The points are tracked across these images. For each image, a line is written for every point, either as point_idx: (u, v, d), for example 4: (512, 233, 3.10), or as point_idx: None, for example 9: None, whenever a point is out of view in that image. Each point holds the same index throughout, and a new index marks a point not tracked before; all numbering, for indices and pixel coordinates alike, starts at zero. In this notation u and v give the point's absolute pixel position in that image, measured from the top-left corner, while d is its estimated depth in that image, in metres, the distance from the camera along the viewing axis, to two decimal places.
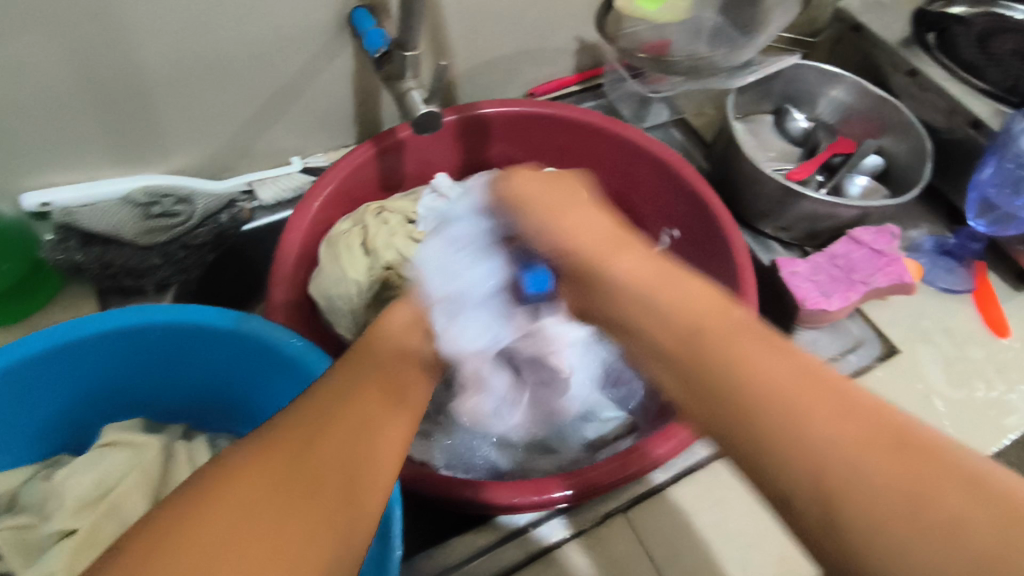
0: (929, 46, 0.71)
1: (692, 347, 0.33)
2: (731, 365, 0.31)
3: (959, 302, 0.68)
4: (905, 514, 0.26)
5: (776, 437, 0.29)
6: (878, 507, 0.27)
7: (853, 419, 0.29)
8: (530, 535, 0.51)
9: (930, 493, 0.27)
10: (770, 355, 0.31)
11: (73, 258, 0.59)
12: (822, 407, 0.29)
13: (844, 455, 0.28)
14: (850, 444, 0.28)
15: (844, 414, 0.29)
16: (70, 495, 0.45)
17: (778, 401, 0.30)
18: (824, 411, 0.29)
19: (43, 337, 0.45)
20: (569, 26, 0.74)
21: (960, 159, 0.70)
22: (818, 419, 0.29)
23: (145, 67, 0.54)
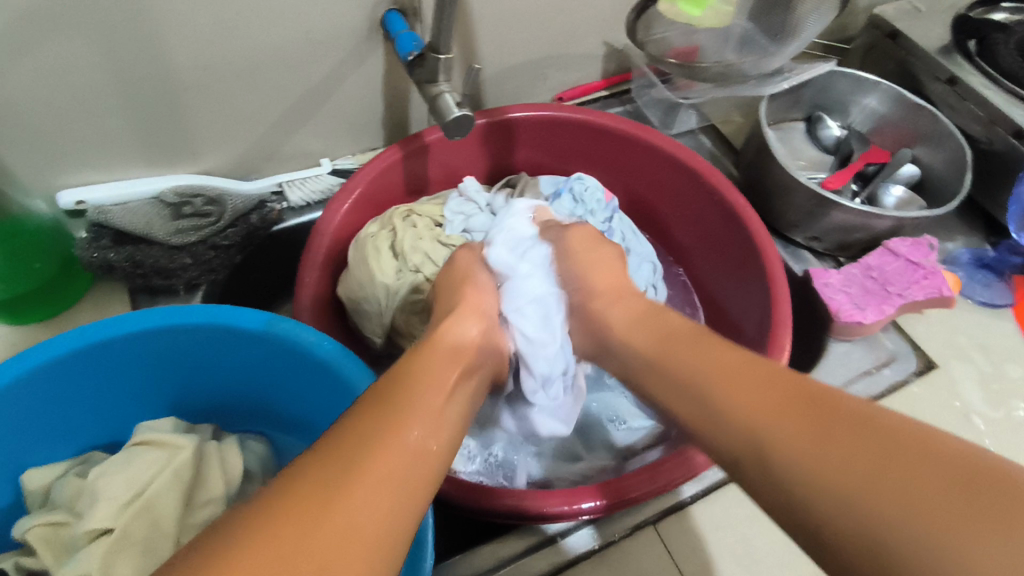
0: (970, 54, 0.69)
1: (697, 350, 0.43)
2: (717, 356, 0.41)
3: (998, 318, 0.66)
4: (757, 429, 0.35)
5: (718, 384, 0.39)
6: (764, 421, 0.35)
7: (767, 389, 0.37)
8: (557, 546, 0.50)
9: (881, 483, 0.30)
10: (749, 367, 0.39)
11: (106, 256, 0.59)
12: (790, 422, 0.34)
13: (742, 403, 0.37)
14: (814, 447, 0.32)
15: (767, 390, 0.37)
16: (103, 493, 0.45)
17: (748, 419, 0.36)
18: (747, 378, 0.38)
19: (76, 336, 0.45)
20: (599, 30, 0.73)
21: (998, 171, 0.69)
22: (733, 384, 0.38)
23: (178, 68, 0.55)
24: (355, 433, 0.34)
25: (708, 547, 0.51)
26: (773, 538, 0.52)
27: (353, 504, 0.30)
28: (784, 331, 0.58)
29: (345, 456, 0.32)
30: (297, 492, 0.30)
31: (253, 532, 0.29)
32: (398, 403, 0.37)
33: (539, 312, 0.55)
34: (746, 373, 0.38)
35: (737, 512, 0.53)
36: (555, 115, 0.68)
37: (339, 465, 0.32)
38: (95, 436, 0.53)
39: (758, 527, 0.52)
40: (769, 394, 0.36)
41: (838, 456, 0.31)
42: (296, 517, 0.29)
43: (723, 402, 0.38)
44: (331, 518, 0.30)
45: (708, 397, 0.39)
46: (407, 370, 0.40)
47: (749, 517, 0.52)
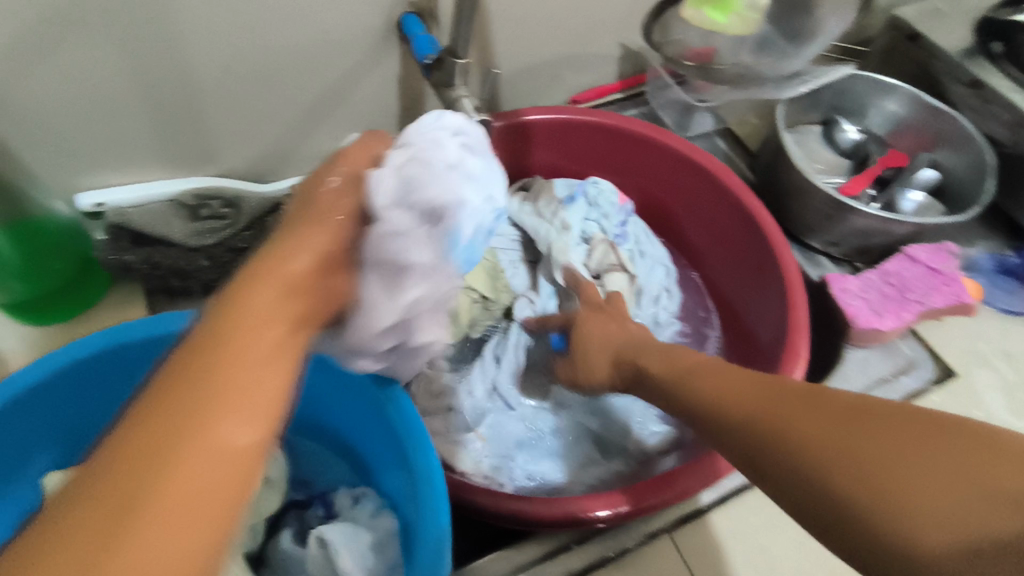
0: (994, 55, 0.68)
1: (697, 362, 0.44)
2: (715, 367, 0.43)
3: (1020, 325, 0.65)
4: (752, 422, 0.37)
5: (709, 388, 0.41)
6: (757, 413, 0.37)
7: (757, 387, 0.38)
8: (572, 553, 0.50)
9: (871, 465, 0.31)
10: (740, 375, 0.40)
11: (124, 257, 0.60)
12: (787, 412, 0.35)
13: (736, 402, 0.39)
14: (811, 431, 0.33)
15: (759, 389, 0.38)
16: None
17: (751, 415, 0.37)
18: (739, 380, 0.40)
19: (97, 338, 0.45)
20: (616, 32, 0.73)
21: (1022, 175, 0.68)
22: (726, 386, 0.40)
23: (198, 71, 0.55)
24: (183, 390, 0.24)
25: (725, 555, 0.51)
26: (791, 546, 0.51)
27: (176, 487, 0.22)
28: (802, 337, 0.57)
29: (171, 416, 0.23)
30: (100, 478, 0.22)
31: (38, 546, 0.21)
32: (212, 357, 0.25)
33: (418, 248, 0.37)
34: (746, 378, 0.40)
35: (755, 520, 0.52)
36: (571, 117, 0.68)
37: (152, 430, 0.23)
38: None
39: (776, 535, 0.51)
40: (766, 392, 0.37)
41: (832, 435, 0.32)
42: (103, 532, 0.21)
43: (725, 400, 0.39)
44: (133, 520, 0.21)
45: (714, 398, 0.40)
46: (223, 329, 0.26)
47: (767, 525, 0.52)
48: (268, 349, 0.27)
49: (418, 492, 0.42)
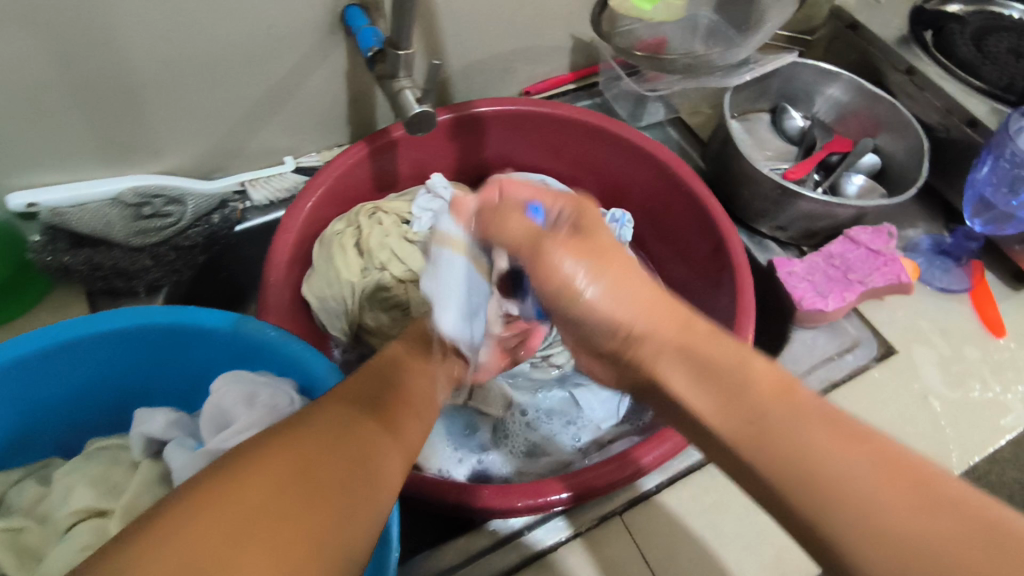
0: (927, 45, 0.71)
1: (788, 423, 0.32)
2: (825, 442, 0.31)
3: (956, 302, 0.68)
4: (917, 553, 0.28)
5: (817, 485, 0.31)
6: (921, 546, 0.28)
7: (926, 511, 0.29)
8: (524, 539, 0.51)
9: None
10: (869, 468, 0.30)
11: (61, 259, 0.59)
12: (876, 502, 0.29)
13: (885, 522, 0.29)
14: (928, 540, 0.28)
15: (914, 510, 0.29)
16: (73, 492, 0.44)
17: (840, 494, 0.30)
18: (888, 492, 0.29)
19: (38, 337, 0.43)
20: (566, 24, 0.73)
21: (955, 158, 0.70)
22: (858, 483, 0.30)
23: (133, 66, 0.54)
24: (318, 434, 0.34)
25: (676, 536, 0.52)
26: (739, 524, 0.52)
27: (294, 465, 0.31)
28: (749, 322, 0.58)
29: (326, 429, 0.35)
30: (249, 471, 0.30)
31: (168, 526, 0.27)
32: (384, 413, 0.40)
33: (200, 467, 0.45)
34: (863, 449, 0.31)
35: (702, 500, 0.53)
36: (522, 108, 0.68)
37: (292, 457, 0.31)
38: (55, 442, 0.51)
39: (723, 515, 0.53)
40: (854, 453, 0.31)
41: (963, 559, 0.27)
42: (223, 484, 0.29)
43: (833, 477, 0.30)
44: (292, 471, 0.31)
45: (807, 469, 0.31)
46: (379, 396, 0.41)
47: (716, 504, 0.53)
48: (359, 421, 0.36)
49: None
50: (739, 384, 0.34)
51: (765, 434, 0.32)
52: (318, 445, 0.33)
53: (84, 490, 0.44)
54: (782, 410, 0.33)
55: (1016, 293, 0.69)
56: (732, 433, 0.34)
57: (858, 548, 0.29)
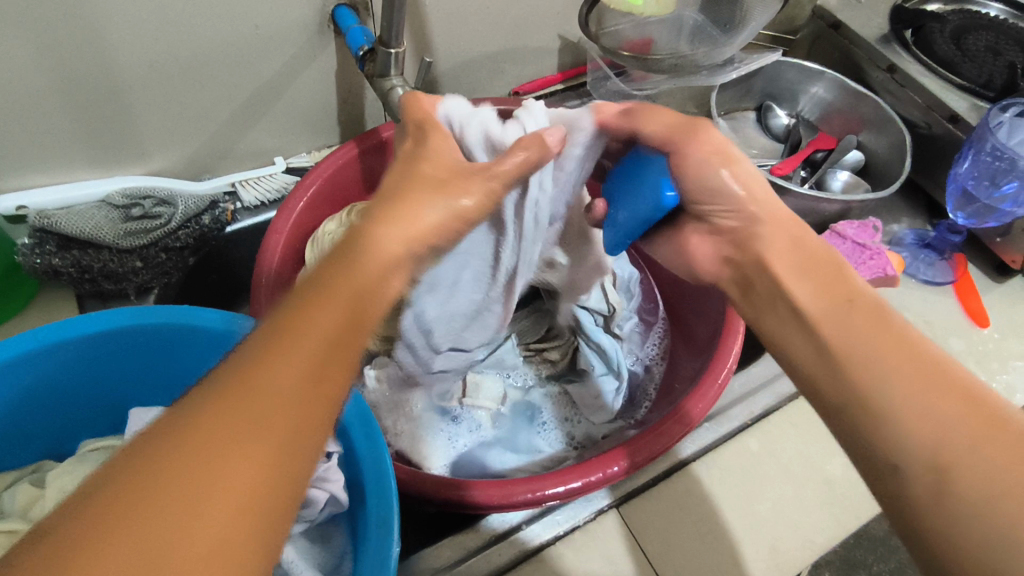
0: (907, 43, 0.73)
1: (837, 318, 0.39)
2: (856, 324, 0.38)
3: (940, 294, 0.69)
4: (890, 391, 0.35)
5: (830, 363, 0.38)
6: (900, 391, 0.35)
7: (914, 367, 0.35)
8: (520, 534, 0.51)
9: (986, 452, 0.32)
10: (890, 347, 0.36)
11: (49, 261, 0.57)
12: (927, 422, 0.33)
13: (884, 378, 0.35)
14: (926, 410, 0.34)
15: (906, 366, 0.35)
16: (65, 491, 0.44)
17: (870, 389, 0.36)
18: (891, 357, 0.36)
19: (28, 338, 0.43)
20: (554, 24, 0.74)
21: (938, 153, 0.72)
22: (870, 349, 0.37)
23: (121, 67, 0.53)
24: (227, 415, 0.27)
25: (673, 529, 0.52)
26: (735, 514, 0.53)
27: (170, 489, 0.25)
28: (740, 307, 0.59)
29: (217, 416, 0.27)
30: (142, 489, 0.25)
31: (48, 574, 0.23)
32: (289, 339, 0.30)
33: None
34: (884, 332, 0.37)
35: (700, 490, 0.54)
36: (512, 108, 0.69)
37: (165, 474, 0.25)
38: (46, 446, 0.50)
39: (718, 506, 0.53)
40: (913, 378, 0.35)
41: (936, 414, 0.33)
42: (125, 491, 0.25)
43: (891, 396, 0.35)
44: (173, 494, 0.25)
45: (870, 384, 0.36)
46: (285, 313, 0.31)
47: (713, 494, 0.54)
48: (289, 382, 0.29)
49: (364, 476, 0.42)
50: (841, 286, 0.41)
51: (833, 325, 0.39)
52: (206, 454, 0.26)
53: (77, 490, 0.44)
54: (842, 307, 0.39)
55: (998, 285, 0.70)
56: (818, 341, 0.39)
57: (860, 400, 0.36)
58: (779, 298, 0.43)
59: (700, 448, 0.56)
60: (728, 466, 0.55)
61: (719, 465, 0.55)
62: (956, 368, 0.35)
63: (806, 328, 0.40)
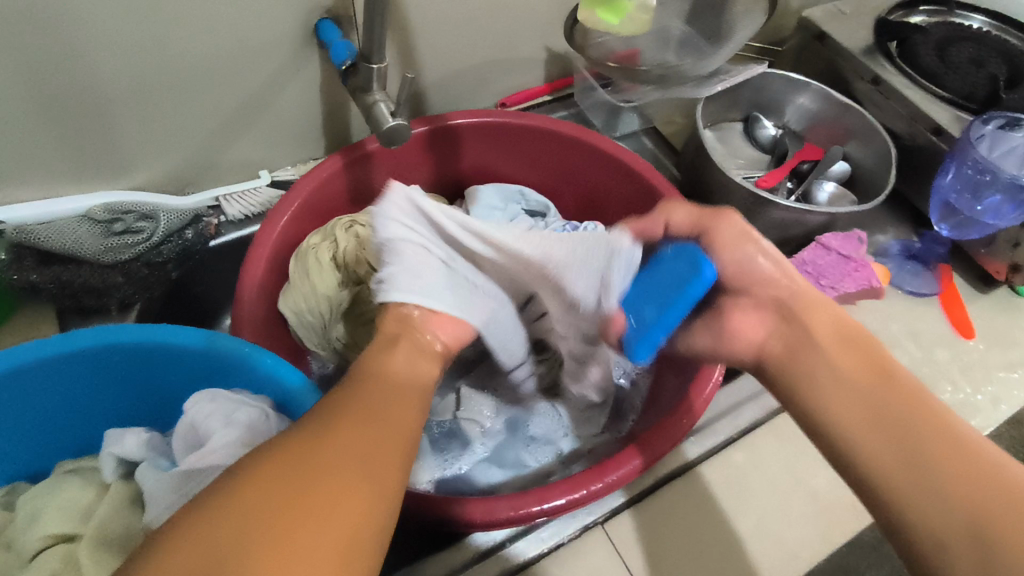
0: (892, 55, 0.73)
1: (829, 399, 0.40)
2: (859, 406, 0.39)
3: (926, 305, 0.70)
4: (904, 466, 0.35)
5: (857, 441, 0.38)
6: (914, 485, 0.35)
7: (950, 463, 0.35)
8: (505, 551, 0.51)
9: None
10: (903, 434, 0.37)
11: (28, 277, 0.57)
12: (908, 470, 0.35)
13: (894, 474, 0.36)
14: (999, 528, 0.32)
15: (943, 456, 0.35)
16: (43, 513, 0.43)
17: (895, 483, 0.35)
18: (915, 449, 0.36)
19: (1, 359, 0.42)
20: (540, 36, 0.74)
21: (923, 165, 0.72)
22: (883, 435, 0.37)
23: (101, 82, 0.53)
24: (322, 452, 0.31)
25: (658, 546, 0.52)
26: (721, 530, 0.53)
27: (273, 491, 0.28)
28: None
29: (327, 448, 0.31)
30: (318, 461, 0.30)
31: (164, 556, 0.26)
32: (373, 404, 0.35)
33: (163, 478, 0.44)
34: (896, 403, 0.38)
35: (687, 503, 0.54)
36: (499, 120, 0.69)
37: (281, 478, 0.29)
38: (21, 467, 0.50)
39: (705, 522, 0.53)
40: (877, 429, 0.37)
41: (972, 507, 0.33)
42: (240, 487, 0.28)
43: (907, 497, 0.35)
44: (292, 510, 0.28)
45: (890, 475, 0.36)
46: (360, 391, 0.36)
47: (699, 509, 0.54)
48: (365, 442, 0.32)
49: None
50: (869, 351, 0.42)
51: (876, 401, 0.39)
52: (318, 470, 0.30)
53: (54, 513, 0.43)
54: (861, 376, 0.40)
55: (983, 296, 0.71)
56: (822, 389, 0.41)
57: (886, 491, 0.36)
58: (819, 375, 0.42)
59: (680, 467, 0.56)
60: (715, 481, 0.55)
61: (705, 480, 0.55)
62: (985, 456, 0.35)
63: (839, 382, 0.41)
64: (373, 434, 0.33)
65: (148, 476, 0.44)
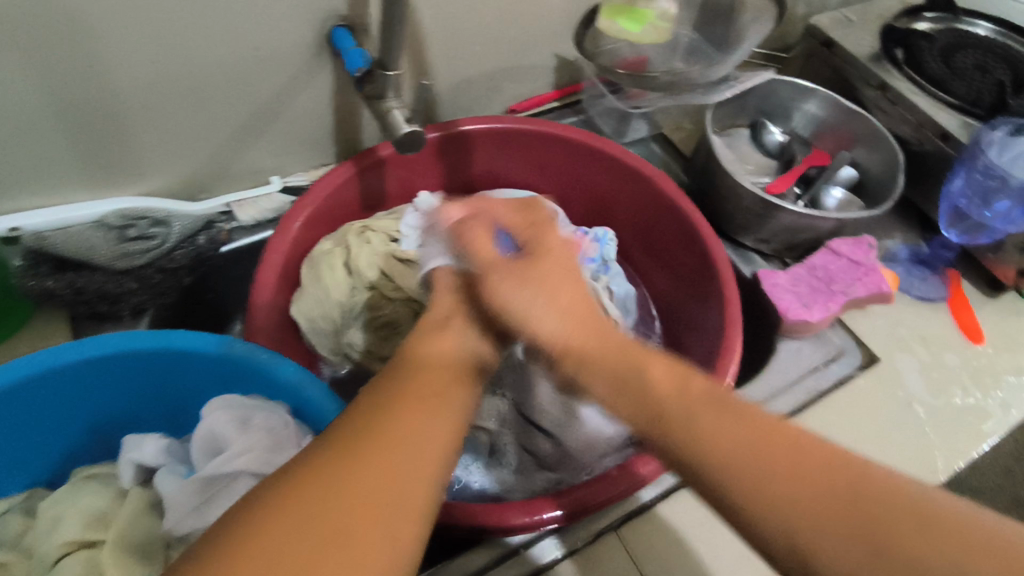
0: (899, 62, 0.74)
1: (658, 393, 0.37)
2: (696, 412, 0.35)
3: (934, 309, 0.70)
4: (759, 472, 0.32)
5: (688, 449, 0.34)
6: (775, 493, 0.32)
7: (779, 456, 0.33)
8: (524, 556, 0.51)
9: (873, 559, 0.30)
10: (756, 442, 0.33)
11: (44, 284, 0.57)
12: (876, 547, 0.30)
13: (737, 480, 0.33)
14: (830, 512, 0.31)
15: (779, 452, 0.33)
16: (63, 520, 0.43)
17: (753, 493, 0.32)
18: (764, 452, 0.33)
19: (22, 365, 0.43)
20: (550, 43, 0.74)
21: (931, 171, 0.72)
22: (747, 451, 0.33)
23: (117, 90, 0.53)
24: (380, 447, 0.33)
25: (672, 552, 0.52)
26: (734, 536, 0.53)
27: (348, 484, 0.31)
28: (737, 328, 0.58)
29: (379, 437, 0.33)
30: (330, 488, 0.31)
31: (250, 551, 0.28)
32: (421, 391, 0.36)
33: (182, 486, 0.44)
34: (724, 412, 0.34)
35: (701, 507, 0.54)
36: (509, 127, 0.69)
37: (345, 478, 0.31)
38: (38, 473, 0.50)
39: (717, 527, 0.53)
40: (739, 442, 0.33)
41: (814, 503, 0.31)
42: (309, 488, 0.30)
43: (776, 504, 0.32)
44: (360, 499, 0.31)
45: (745, 480, 0.33)
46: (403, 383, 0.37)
47: (712, 514, 0.54)
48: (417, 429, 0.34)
49: None
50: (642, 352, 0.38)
51: (693, 399, 0.35)
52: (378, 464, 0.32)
53: (74, 520, 0.43)
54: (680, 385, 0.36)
55: (991, 300, 0.71)
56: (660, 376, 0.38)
57: (757, 510, 0.32)
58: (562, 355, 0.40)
59: (682, 479, 0.55)
60: None
61: None
62: (803, 440, 0.34)
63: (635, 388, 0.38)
64: (414, 433, 0.34)
65: (166, 484, 0.44)
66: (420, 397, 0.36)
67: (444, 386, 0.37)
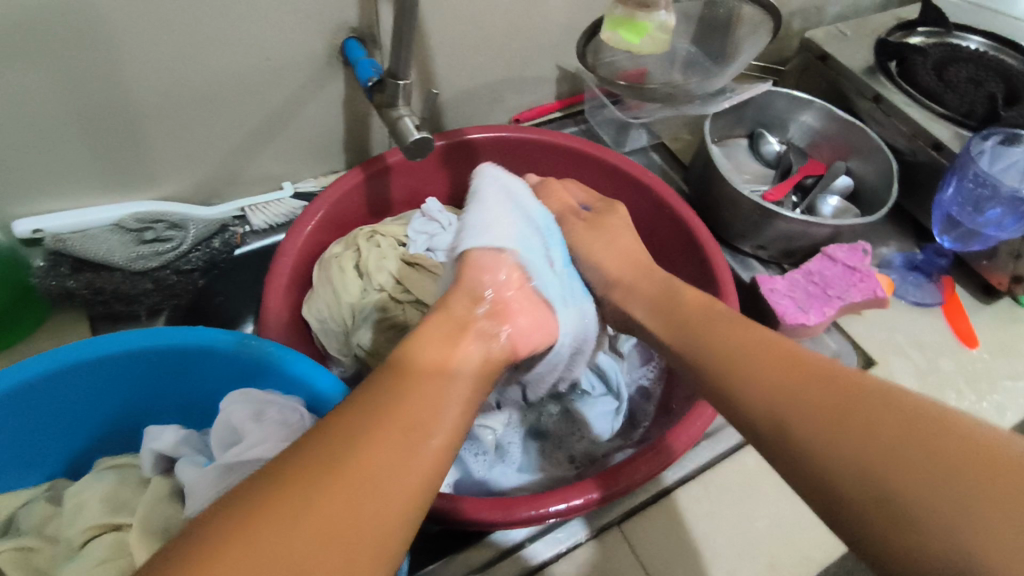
0: (892, 74, 0.76)
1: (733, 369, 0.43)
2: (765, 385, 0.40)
3: (929, 315, 0.71)
4: (822, 421, 0.36)
5: (768, 411, 0.39)
6: (829, 438, 0.35)
7: (833, 407, 0.36)
8: (524, 551, 0.52)
9: (940, 475, 0.31)
10: (818, 397, 0.37)
11: (64, 284, 0.60)
12: (889, 463, 0.33)
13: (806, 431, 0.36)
14: (888, 443, 0.33)
15: (835, 403, 0.36)
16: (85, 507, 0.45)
17: (816, 438, 0.36)
18: (827, 404, 0.37)
19: (47, 358, 0.44)
20: (552, 55, 0.77)
21: (924, 180, 0.74)
22: (808, 404, 0.37)
23: (136, 97, 0.55)
24: (360, 457, 0.32)
25: (674, 548, 0.53)
26: (735, 532, 0.54)
27: (321, 500, 0.30)
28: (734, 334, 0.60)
29: (358, 446, 0.33)
30: (306, 503, 0.30)
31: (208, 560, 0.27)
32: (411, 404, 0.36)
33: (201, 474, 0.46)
34: (796, 374, 0.39)
35: (700, 505, 0.55)
36: (514, 136, 0.71)
37: (323, 480, 0.31)
38: (59, 465, 0.51)
39: (718, 523, 0.54)
40: (805, 401, 0.38)
41: (877, 439, 0.34)
42: (286, 493, 0.30)
43: (819, 449, 0.35)
44: (335, 506, 0.30)
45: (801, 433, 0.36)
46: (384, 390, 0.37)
47: (712, 510, 0.55)
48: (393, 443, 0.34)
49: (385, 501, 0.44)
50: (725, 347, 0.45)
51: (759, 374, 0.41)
52: (353, 473, 0.31)
53: (95, 507, 0.45)
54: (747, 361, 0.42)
55: (985, 306, 0.72)
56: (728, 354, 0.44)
57: (815, 456, 0.35)
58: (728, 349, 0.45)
59: (693, 469, 0.57)
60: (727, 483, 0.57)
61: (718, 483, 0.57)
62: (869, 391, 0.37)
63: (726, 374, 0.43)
64: (390, 444, 0.34)
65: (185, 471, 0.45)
66: (404, 416, 0.35)
67: (437, 394, 0.38)
